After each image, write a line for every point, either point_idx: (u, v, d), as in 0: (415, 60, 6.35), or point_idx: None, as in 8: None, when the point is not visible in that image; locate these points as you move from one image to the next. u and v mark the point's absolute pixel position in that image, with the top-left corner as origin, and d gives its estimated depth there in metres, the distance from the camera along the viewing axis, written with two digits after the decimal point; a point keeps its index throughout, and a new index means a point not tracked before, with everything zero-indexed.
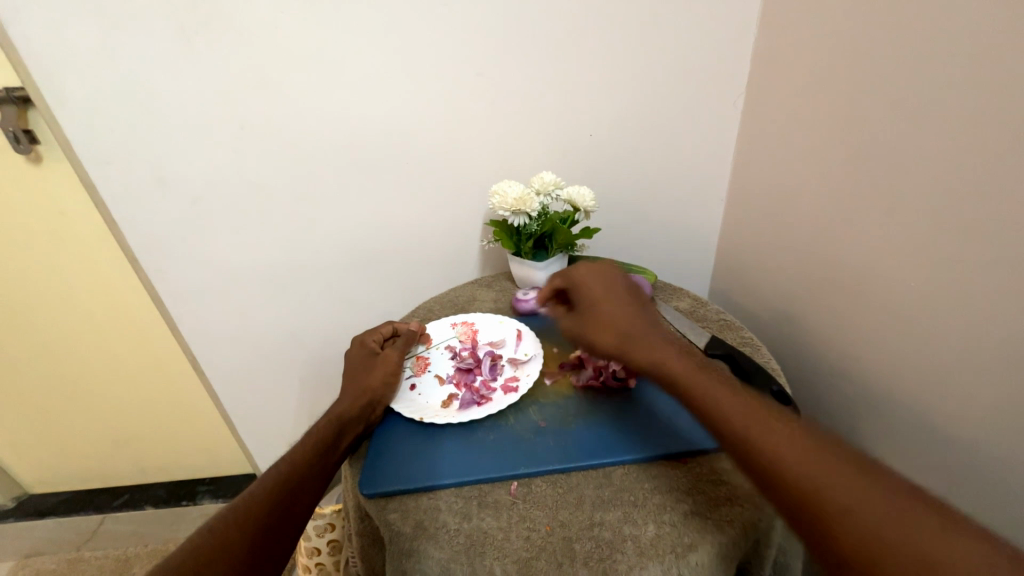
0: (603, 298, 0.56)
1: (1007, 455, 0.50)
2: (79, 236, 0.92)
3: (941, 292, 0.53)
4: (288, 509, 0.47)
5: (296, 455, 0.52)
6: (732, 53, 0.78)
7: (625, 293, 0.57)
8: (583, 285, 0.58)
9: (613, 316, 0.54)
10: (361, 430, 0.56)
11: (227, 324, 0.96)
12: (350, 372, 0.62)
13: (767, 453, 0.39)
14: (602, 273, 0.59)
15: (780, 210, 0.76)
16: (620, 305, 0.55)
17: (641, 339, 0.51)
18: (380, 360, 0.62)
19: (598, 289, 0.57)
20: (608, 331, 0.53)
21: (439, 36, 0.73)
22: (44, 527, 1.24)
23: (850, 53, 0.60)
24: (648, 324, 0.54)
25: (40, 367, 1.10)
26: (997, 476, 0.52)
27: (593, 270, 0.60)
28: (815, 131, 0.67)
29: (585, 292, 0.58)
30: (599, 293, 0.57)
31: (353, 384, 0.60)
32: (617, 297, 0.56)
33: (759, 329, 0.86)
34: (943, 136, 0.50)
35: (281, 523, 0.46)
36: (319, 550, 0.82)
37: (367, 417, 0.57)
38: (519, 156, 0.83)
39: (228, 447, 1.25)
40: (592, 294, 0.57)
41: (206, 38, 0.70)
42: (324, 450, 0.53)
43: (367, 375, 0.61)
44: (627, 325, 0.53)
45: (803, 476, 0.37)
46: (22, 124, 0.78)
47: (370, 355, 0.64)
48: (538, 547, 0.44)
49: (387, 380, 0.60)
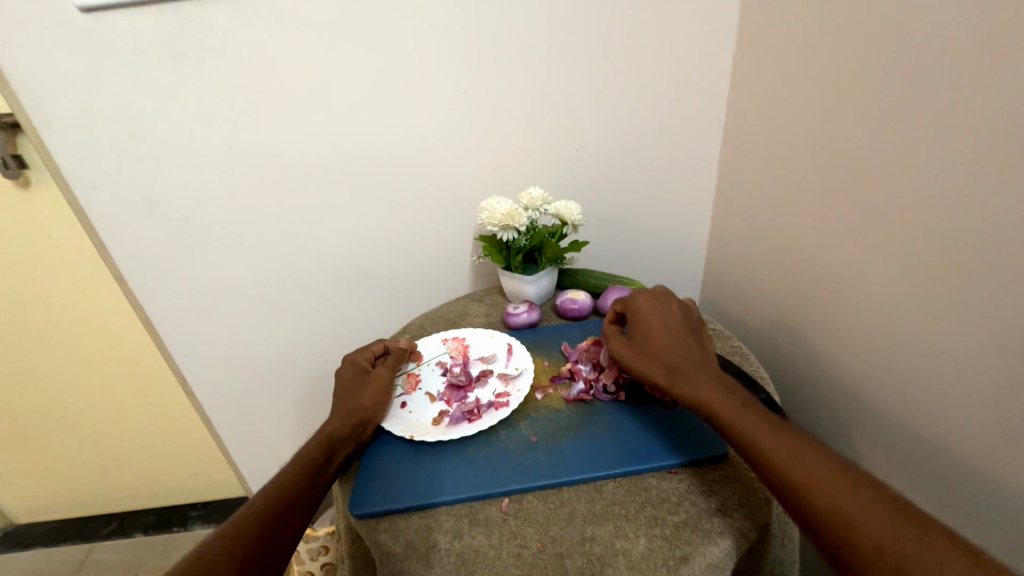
0: (657, 325, 0.56)
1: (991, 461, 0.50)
2: (66, 259, 0.91)
3: (922, 299, 0.54)
4: (277, 531, 0.46)
5: (285, 476, 0.51)
6: (711, 70, 0.80)
7: (678, 321, 0.57)
8: (637, 307, 0.59)
9: (664, 344, 0.54)
10: (352, 450, 0.56)
11: (218, 343, 0.96)
12: (340, 390, 0.61)
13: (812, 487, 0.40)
14: (659, 301, 0.59)
15: (765, 221, 0.77)
16: (675, 337, 0.55)
17: (691, 373, 0.51)
18: (371, 377, 0.62)
19: (653, 318, 0.57)
20: (656, 363, 0.53)
21: (426, 57, 0.74)
22: (28, 559, 1.21)
23: (825, 68, 0.62)
24: (700, 358, 0.53)
25: (26, 392, 1.08)
26: (982, 483, 0.51)
27: (652, 296, 0.60)
28: (795, 144, 0.69)
29: (640, 316, 0.58)
30: (654, 320, 0.57)
31: (343, 401, 0.60)
32: (671, 327, 0.56)
33: (749, 338, 0.87)
34: (917, 144, 0.51)
35: (271, 545, 0.45)
36: (313, 575, 0.81)
37: (359, 436, 0.57)
38: (507, 171, 0.84)
39: (219, 469, 1.23)
40: (647, 320, 0.57)
41: (195, 64, 0.71)
42: (314, 470, 0.52)
43: (358, 394, 0.60)
44: (677, 357, 0.53)
45: (834, 507, 0.39)
46: (10, 149, 0.79)
47: (360, 372, 0.63)
48: (529, 564, 0.43)
49: (378, 397, 0.60)
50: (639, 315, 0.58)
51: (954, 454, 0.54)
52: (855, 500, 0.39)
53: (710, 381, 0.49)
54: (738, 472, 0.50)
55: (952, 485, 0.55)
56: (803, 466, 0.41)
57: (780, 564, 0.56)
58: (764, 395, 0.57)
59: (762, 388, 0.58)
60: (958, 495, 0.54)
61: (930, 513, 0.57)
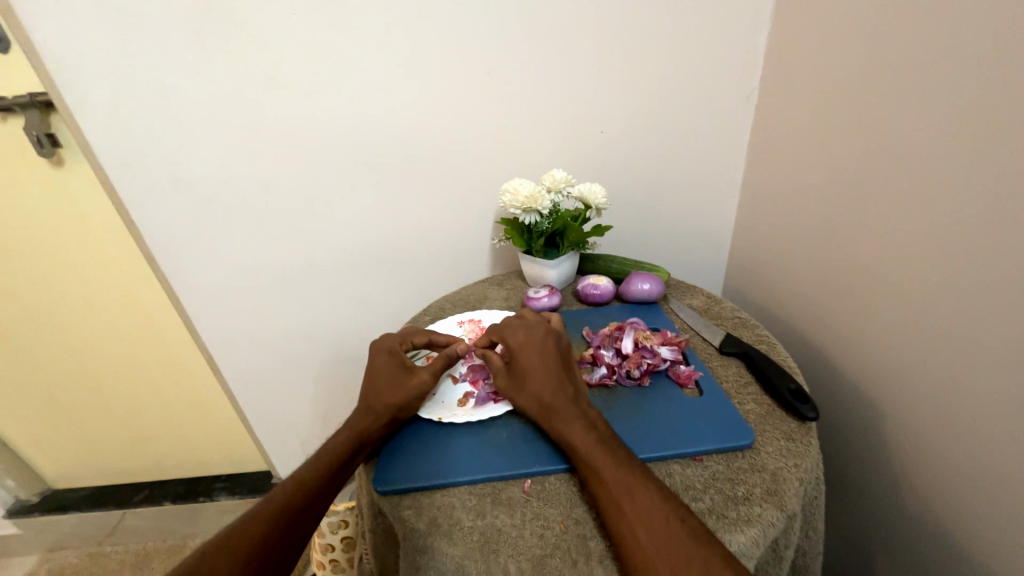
0: (533, 360, 0.55)
1: (1015, 463, 0.48)
2: (99, 236, 0.94)
3: (954, 290, 0.51)
4: (291, 524, 0.48)
5: (305, 471, 0.52)
6: (743, 49, 0.76)
7: (553, 354, 0.56)
8: (513, 341, 0.57)
9: (538, 381, 0.53)
10: (379, 444, 0.55)
11: (242, 322, 0.98)
12: (375, 383, 0.58)
13: (627, 515, 0.42)
14: (532, 330, 0.58)
15: (793, 208, 0.75)
16: (545, 368, 0.54)
17: (561, 408, 0.50)
18: (410, 374, 0.58)
19: (526, 348, 0.56)
20: (530, 398, 0.53)
21: (450, 34, 0.73)
22: (67, 522, 1.27)
23: (865, 44, 0.58)
24: (570, 388, 0.53)
25: (61, 364, 1.12)
26: (1004, 484, 0.49)
27: (527, 329, 0.58)
28: (829, 127, 0.66)
29: (516, 351, 0.56)
30: (529, 355, 0.55)
31: (376, 397, 0.56)
32: (546, 361, 0.55)
33: (772, 327, 0.85)
34: (964, 125, 0.48)
35: (284, 538, 0.47)
36: (333, 547, 0.83)
37: (387, 433, 0.55)
38: (530, 153, 0.83)
39: (244, 443, 1.27)
40: (524, 355, 0.56)
41: (219, 42, 0.71)
42: (333, 464, 0.53)
43: (390, 390, 0.57)
44: (547, 390, 0.52)
45: (641, 534, 0.41)
46: (45, 129, 0.80)
47: (397, 364, 0.59)
48: (552, 544, 0.44)
49: (417, 396, 0.56)
50: (515, 351, 0.57)
51: (977, 452, 0.52)
52: (662, 527, 0.41)
53: (575, 414, 0.50)
54: (765, 462, 0.49)
55: (973, 484, 0.53)
56: (619, 489, 0.43)
57: (803, 555, 0.57)
58: (793, 385, 0.56)
59: (790, 377, 0.57)
60: (978, 495, 0.52)
61: (953, 510, 0.55)
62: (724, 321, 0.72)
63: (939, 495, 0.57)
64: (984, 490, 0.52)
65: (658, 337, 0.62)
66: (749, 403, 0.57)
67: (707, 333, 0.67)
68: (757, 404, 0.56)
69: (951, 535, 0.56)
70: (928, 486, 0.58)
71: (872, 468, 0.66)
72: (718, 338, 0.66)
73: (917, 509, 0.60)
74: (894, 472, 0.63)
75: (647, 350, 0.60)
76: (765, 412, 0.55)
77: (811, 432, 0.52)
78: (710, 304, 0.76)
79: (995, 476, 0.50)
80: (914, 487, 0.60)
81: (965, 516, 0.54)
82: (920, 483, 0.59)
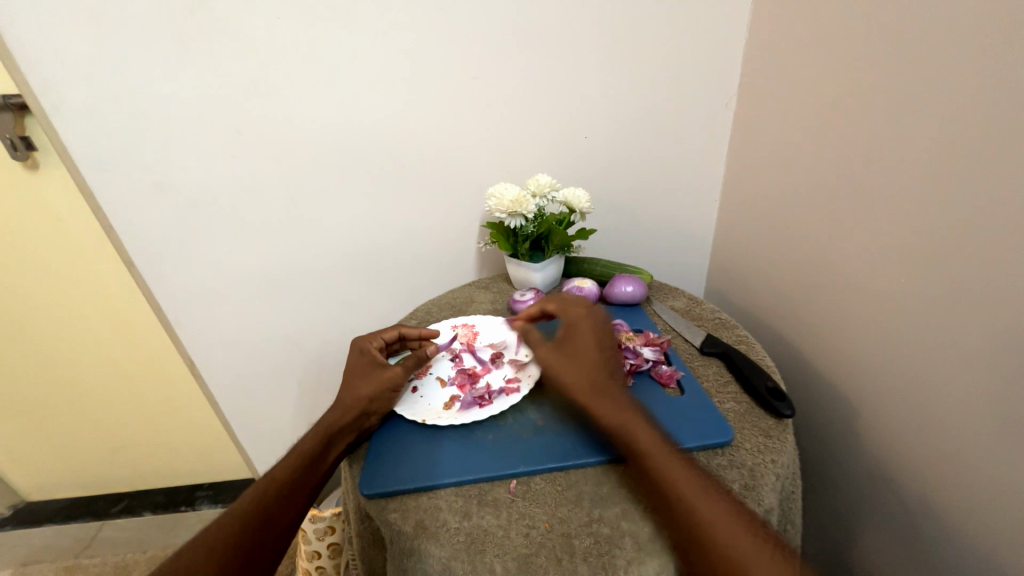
0: (589, 334, 0.58)
1: (979, 459, 0.50)
2: (76, 240, 0.92)
3: (919, 293, 0.54)
4: (263, 524, 0.48)
5: (279, 471, 0.53)
6: (723, 58, 0.79)
7: (607, 334, 0.59)
8: (573, 317, 0.61)
9: (588, 352, 0.56)
10: (354, 439, 0.56)
11: (225, 328, 0.96)
12: (348, 379, 0.60)
13: (666, 482, 0.44)
14: (590, 309, 0.62)
15: (770, 212, 0.77)
16: (600, 343, 0.57)
17: (609, 380, 0.53)
18: (381, 367, 0.60)
19: (585, 322, 0.60)
20: (578, 365, 0.55)
21: (437, 42, 0.74)
22: (41, 535, 1.23)
23: (840, 55, 0.60)
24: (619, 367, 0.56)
25: (36, 371, 1.09)
26: (969, 478, 0.52)
27: (588, 308, 0.62)
28: (804, 134, 0.68)
29: (572, 325, 0.60)
30: (586, 330, 0.59)
31: (349, 392, 0.58)
32: (602, 338, 0.58)
33: (751, 327, 0.87)
34: (928, 136, 0.51)
35: (258, 538, 0.47)
36: (319, 554, 0.82)
37: (361, 426, 0.56)
38: (515, 158, 0.84)
39: (227, 451, 1.24)
40: (581, 330, 0.59)
41: (205, 46, 0.71)
42: (306, 463, 0.53)
43: (359, 383, 0.59)
44: (601, 362, 0.55)
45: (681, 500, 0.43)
46: (19, 131, 0.79)
47: (370, 362, 0.61)
48: (538, 543, 0.44)
49: (389, 386, 0.58)
50: (574, 324, 0.60)
51: (943, 449, 0.54)
52: (699, 493, 0.43)
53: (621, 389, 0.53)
54: (744, 458, 0.51)
55: (941, 480, 0.55)
56: (656, 459, 0.46)
57: None
58: (770, 384, 0.58)
59: (767, 375, 0.59)
60: (947, 489, 0.54)
61: (924, 505, 0.58)
62: (704, 322, 0.73)
63: (910, 490, 0.59)
64: (952, 484, 0.54)
65: (641, 338, 0.64)
66: (728, 401, 0.58)
67: (687, 333, 0.69)
68: (736, 402, 0.58)
69: (922, 529, 0.58)
70: (900, 482, 0.60)
71: (848, 464, 0.68)
72: (698, 338, 0.68)
73: (890, 503, 0.63)
74: (868, 469, 0.65)
75: (630, 351, 0.62)
76: (744, 410, 0.57)
77: (787, 428, 0.54)
78: (692, 306, 0.77)
79: (962, 471, 0.52)
80: (887, 484, 0.62)
81: (935, 510, 0.56)
82: (893, 479, 0.61)
